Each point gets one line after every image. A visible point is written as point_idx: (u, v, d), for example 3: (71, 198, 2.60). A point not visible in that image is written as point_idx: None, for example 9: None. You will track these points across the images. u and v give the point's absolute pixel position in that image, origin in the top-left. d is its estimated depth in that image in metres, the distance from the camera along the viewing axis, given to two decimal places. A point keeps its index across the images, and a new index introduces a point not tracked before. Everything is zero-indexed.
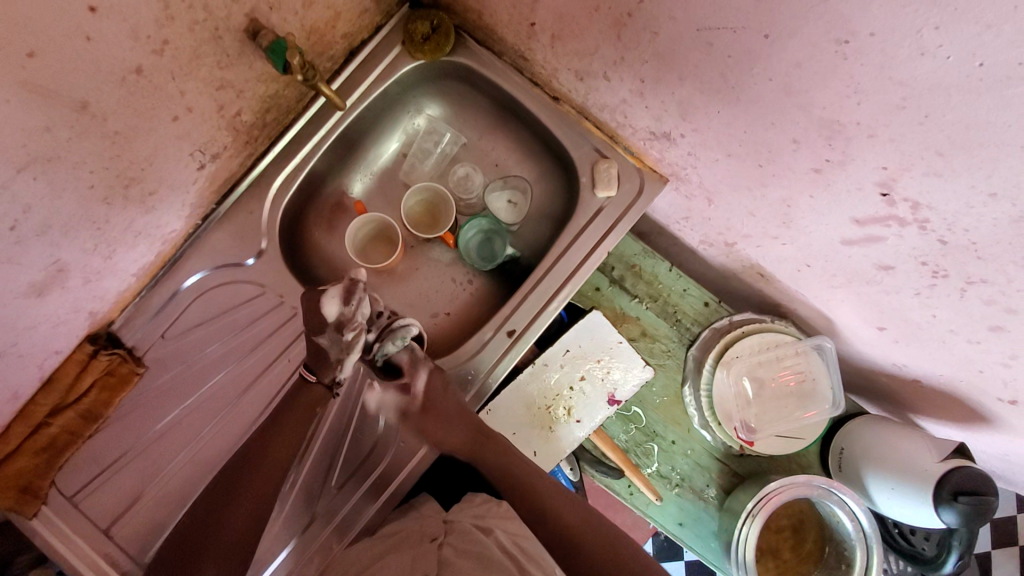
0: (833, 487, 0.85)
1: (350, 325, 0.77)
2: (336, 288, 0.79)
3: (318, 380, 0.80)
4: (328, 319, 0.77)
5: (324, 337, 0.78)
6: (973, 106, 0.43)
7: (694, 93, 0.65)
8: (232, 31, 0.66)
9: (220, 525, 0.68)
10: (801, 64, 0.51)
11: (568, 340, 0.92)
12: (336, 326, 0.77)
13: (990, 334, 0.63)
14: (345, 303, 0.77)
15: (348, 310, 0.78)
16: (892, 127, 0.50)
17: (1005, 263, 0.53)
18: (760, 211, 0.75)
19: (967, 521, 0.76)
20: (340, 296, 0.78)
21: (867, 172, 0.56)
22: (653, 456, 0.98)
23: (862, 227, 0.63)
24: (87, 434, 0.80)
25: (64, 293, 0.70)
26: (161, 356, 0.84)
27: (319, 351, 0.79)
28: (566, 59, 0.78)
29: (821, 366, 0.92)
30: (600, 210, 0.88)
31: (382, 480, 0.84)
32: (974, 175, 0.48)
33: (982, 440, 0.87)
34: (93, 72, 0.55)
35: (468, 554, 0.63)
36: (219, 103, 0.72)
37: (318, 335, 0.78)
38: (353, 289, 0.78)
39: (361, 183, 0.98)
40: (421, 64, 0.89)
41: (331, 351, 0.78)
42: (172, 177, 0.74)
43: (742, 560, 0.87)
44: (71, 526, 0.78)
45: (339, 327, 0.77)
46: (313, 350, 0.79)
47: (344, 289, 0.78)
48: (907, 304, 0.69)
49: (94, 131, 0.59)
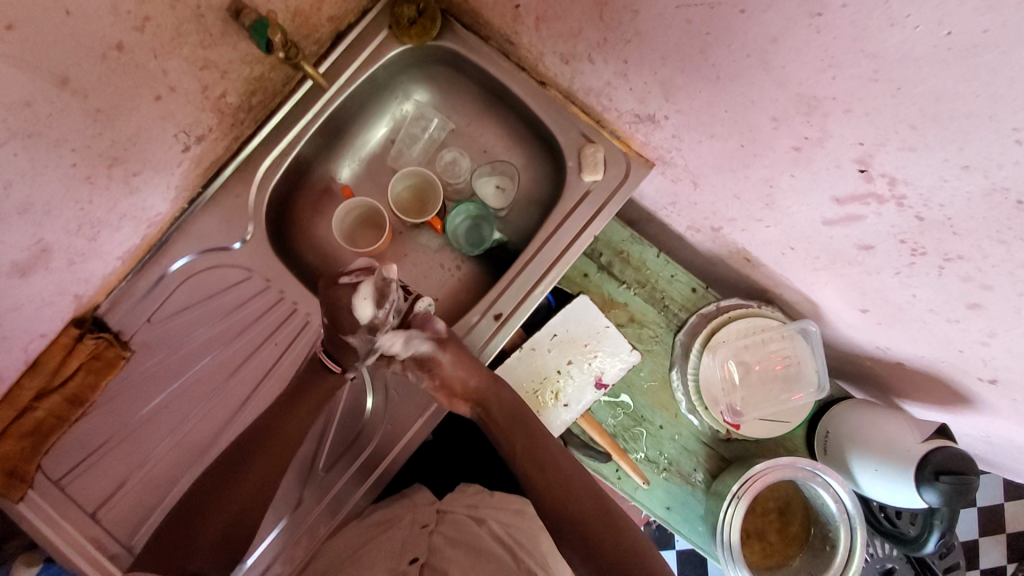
0: (819, 469, 0.86)
1: (382, 327, 0.77)
2: (365, 288, 0.76)
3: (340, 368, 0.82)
4: (362, 322, 0.76)
5: (356, 337, 0.78)
6: (942, 77, 0.44)
7: (675, 72, 0.66)
8: (214, 10, 0.66)
9: (206, 520, 0.71)
10: (777, 39, 0.52)
11: (555, 324, 0.92)
12: (367, 328, 0.77)
13: (969, 312, 0.64)
14: (377, 307, 0.76)
15: (379, 312, 0.77)
16: (866, 101, 0.51)
17: (981, 238, 0.54)
18: (744, 193, 0.76)
19: (948, 501, 0.77)
20: (372, 298, 0.76)
21: (845, 149, 0.57)
22: (641, 441, 0.98)
23: (842, 206, 0.64)
24: (73, 418, 0.80)
25: (48, 273, 0.70)
26: (148, 340, 0.84)
27: (344, 345, 0.79)
28: (551, 42, 0.79)
29: (806, 350, 0.93)
30: (586, 194, 0.88)
31: (371, 461, 0.83)
32: (947, 148, 0.49)
33: (965, 422, 0.88)
34: (72, 47, 0.55)
35: (458, 544, 0.67)
36: (203, 84, 0.72)
37: (347, 334, 0.78)
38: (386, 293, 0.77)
39: (349, 168, 0.98)
40: (408, 49, 0.89)
41: (360, 348, 0.79)
42: (157, 159, 0.74)
43: (728, 542, 0.87)
44: (57, 511, 0.77)
45: (370, 329, 0.77)
46: (336, 342, 0.79)
47: (376, 287, 0.77)
48: (889, 285, 0.70)
49: (76, 109, 0.59)
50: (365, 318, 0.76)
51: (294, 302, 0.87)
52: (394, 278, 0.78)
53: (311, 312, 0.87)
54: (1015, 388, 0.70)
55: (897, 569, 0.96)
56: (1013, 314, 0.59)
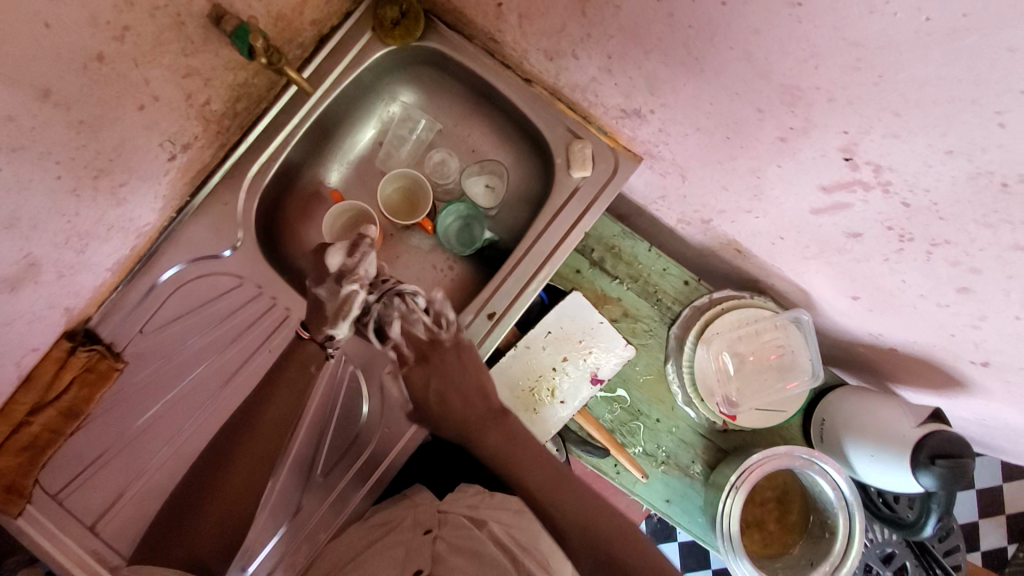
0: (815, 457, 0.86)
1: (350, 276, 0.76)
2: (342, 243, 0.79)
3: (311, 337, 0.81)
4: (330, 271, 0.78)
5: (323, 289, 0.79)
6: (924, 63, 0.44)
7: (660, 66, 0.66)
8: (195, 17, 0.66)
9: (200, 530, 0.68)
10: (759, 30, 0.52)
11: (549, 321, 0.92)
12: (337, 279, 0.77)
13: (957, 296, 0.64)
14: (347, 256, 0.78)
15: (349, 262, 0.77)
16: (848, 89, 0.51)
17: (966, 223, 0.54)
18: (732, 184, 0.76)
19: (945, 484, 0.77)
20: (345, 249, 0.79)
21: (829, 137, 0.57)
22: (638, 435, 0.98)
23: (829, 194, 0.64)
24: (69, 432, 0.79)
25: (37, 287, 0.70)
26: (141, 350, 0.84)
27: (317, 304, 0.79)
28: (535, 39, 0.79)
29: (799, 338, 0.93)
30: (576, 190, 0.88)
31: (371, 463, 0.83)
32: (931, 135, 0.49)
33: (959, 405, 0.88)
34: (53, 59, 0.55)
35: (461, 550, 0.66)
36: (187, 91, 0.72)
37: (319, 286, 0.80)
38: (358, 244, 0.78)
39: (338, 172, 0.98)
40: (393, 50, 0.89)
41: (328, 304, 0.78)
42: (143, 169, 0.74)
43: (728, 532, 0.88)
44: (56, 525, 0.77)
45: (340, 278, 0.77)
46: (312, 302, 0.80)
47: (351, 242, 0.79)
48: (878, 272, 0.70)
49: (59, 121, 0.59)
50: (332, 261, 0.78)
51: (287, 307, 0.87)
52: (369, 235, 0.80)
53: (305, 318, 0.87)
54: (1007, 369, 0.70)
55: (897, 554, 0.95)
56: (1003, 296, 0.59)
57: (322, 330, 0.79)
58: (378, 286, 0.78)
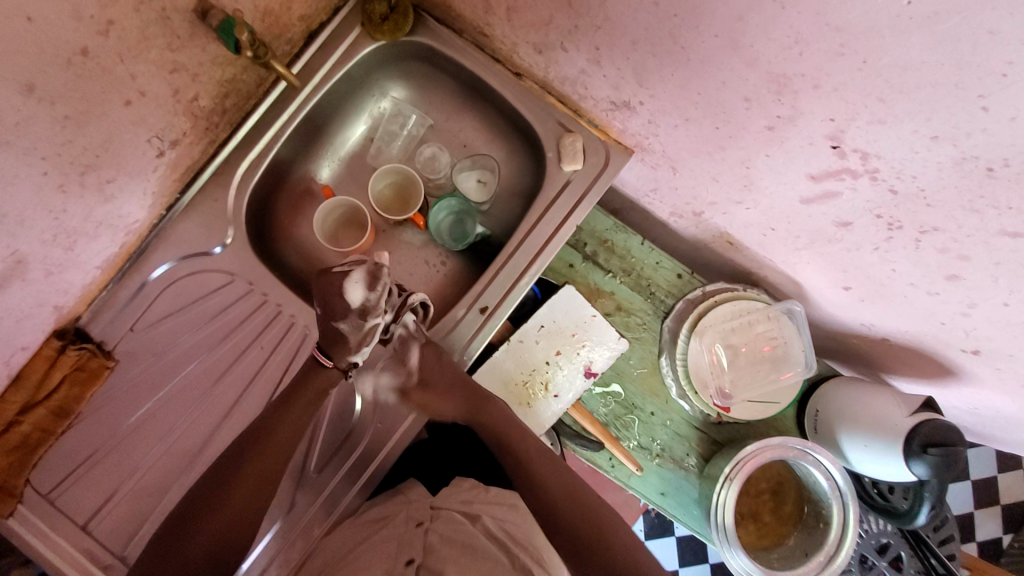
0: (809, 448, 0.86)
1: (374, 311, 0.73)
2: (359, 273, 0.73)
3: (333, 365, 0.77)
4: (352, 307, 0.72)
5: (345, 324, 0.73)
6: (906, 47, 0.44)
7: (647, 57, 0.66)
8: (180, 11, 0.65)
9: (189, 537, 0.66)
10: (743, 17, 0.52)
11: (542, 315, 0.92)
12: (359, 314, 0.73)
13: (946, 284, 0.64)
14: (369, 289, 0.73)
15: (370, 295, 0.74)
16: (833, 75, 0.51)
17: (953, 209, 0.54)
18: (722, 175, 0.76)
19: (937, 472, 0.78)
20: (365, 281, 0.73)
21: (816, 125, 0.57)
22: (633, 429, 0.98)
23: (818, 183, 0.65)
24: (60, 431, 0.79)
25: (25, 285, 0.69)
26: (132, 348, 0.83)
27: (335, 335, 0.74)
28: (523, 32, 0.79)
29: (792, 329, 0.93)
30: (568, 183, 0.88)
31: (364, 460, 0.84)
32: (915, 120, 0.49)
33: (952, 395, 0.89)
34: (36, 53, 0.54)
35: (453, 542, 0.66)
36: (175, 87, 0.72)
37: (338, 321, 0.73)
38: (378, 273, 0.73)
39: (329, 168, 0.98)
40: (382, 45, 0.89)
41: (352, 338, 0.74)
42: (131, 165, 0.73)
43: (721, 524, 0.88)
44: (48, 524, 0.77)
45: (362, 314, 0.72)
46: (329, 336, 0.74)
47: (368, 272, 0.73)
48: (867, 261, 0.71)
49: (43, 116, 0.58)
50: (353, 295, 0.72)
51: (279, 304, 0.87)
52: (386, 263, 0.74)
53: (296, 314, 0.87)
54: (998, 356, 0.70)
55: (892, 544, 0.96)
56: (991, 282, 0.60)
57: (346, 359, 0.76)
58: (390, 305, 0.78)
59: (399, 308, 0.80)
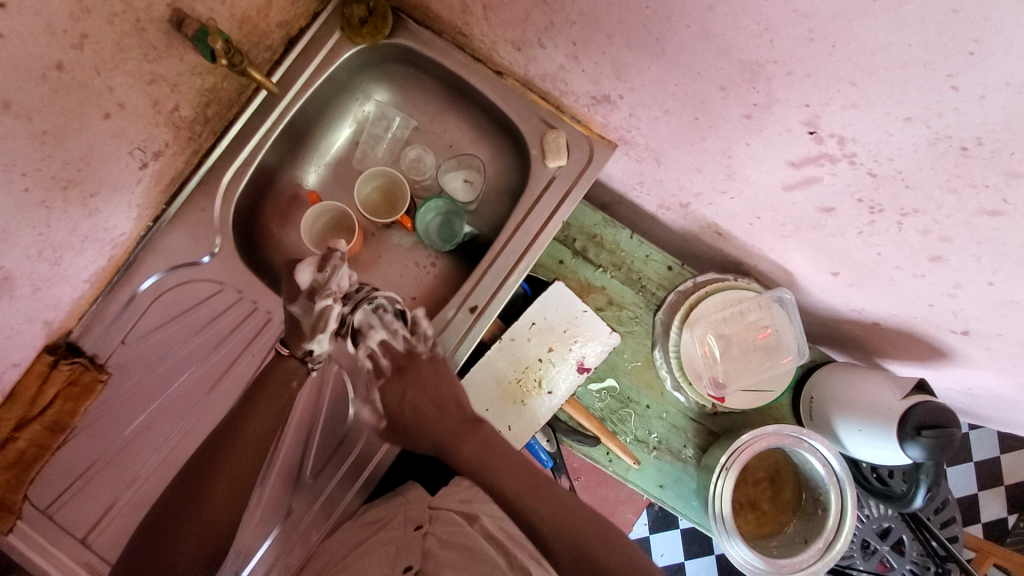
0: (804, 435, 0.87)
1: (324, 292, 0.82)
2: (312, 258, 0.84)
3: (290, 354, 0.82)
4: (303, 288, 0.82)
5: (298, 306, 0.81)
6: (873, 30, 0.45)
7: (623, 50, 0.66)
8: (154, 22, 0.66)
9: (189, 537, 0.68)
10: (713, 7, 0.52)
11: (533, 313, 0.92)
12: (310, 295, 0.82)
13: (932, 265, 0.65)
14: (319, 270, 0.83)
15: (322, 278, 0.83)
16: (805, 61, 0.51)
17: (932, 189, 0.54)
18: (706, 166, 0.76)
19: (933, 454, 0.78)
20: (315, 264, 0.83)
21: (792, 112, 0.57)
22: (629, 423, 0.98)
23: (799, 170, 0.65)
24: (56, 446, 0.79)
25: (12, 302, 0.69)
26: (124, 361, 0.83)
27: (291, 320, 0.82)
28: (501, 30, 0.79)
29: (783, 317, 0.94)
30: (553, 179, 0.88)
31: (359, 463, 0.84)
32: (888, 102, 0.49)
33: (946, 376, 0.89)
34: (10, 69, 0.54)
35: (451, 545, 0.65)
36: (153, 98, 0.72)
37: (291, 305, 0.82)
38: (329, 257, 0.83)
39: (314, 174, 0.98)
40: (362, 49, 0.89)
41: (305, 320, 0.81)
42: (114, 178, 0.73)
43: (720, 515, 0.88)
44: (48, 539, 0.77)
45: (313, 294, 0.82)
46: (288, 321, 0.82)
47: (320, 256, 0.84)
48: (853, 245, 0.71)
49: (21, 132, 0.59)
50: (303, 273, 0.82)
51: (268, 310, 0.87)
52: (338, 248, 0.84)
53: (286, 320, 0.87)
54: (987, 336, 0.70)
55: (893, 528, 0.97)
56: (975, 262, 0.60)
57: (302, 345, 0.81)
58: (351, 297, 0.86)
59: (360, 300, 0.85)
